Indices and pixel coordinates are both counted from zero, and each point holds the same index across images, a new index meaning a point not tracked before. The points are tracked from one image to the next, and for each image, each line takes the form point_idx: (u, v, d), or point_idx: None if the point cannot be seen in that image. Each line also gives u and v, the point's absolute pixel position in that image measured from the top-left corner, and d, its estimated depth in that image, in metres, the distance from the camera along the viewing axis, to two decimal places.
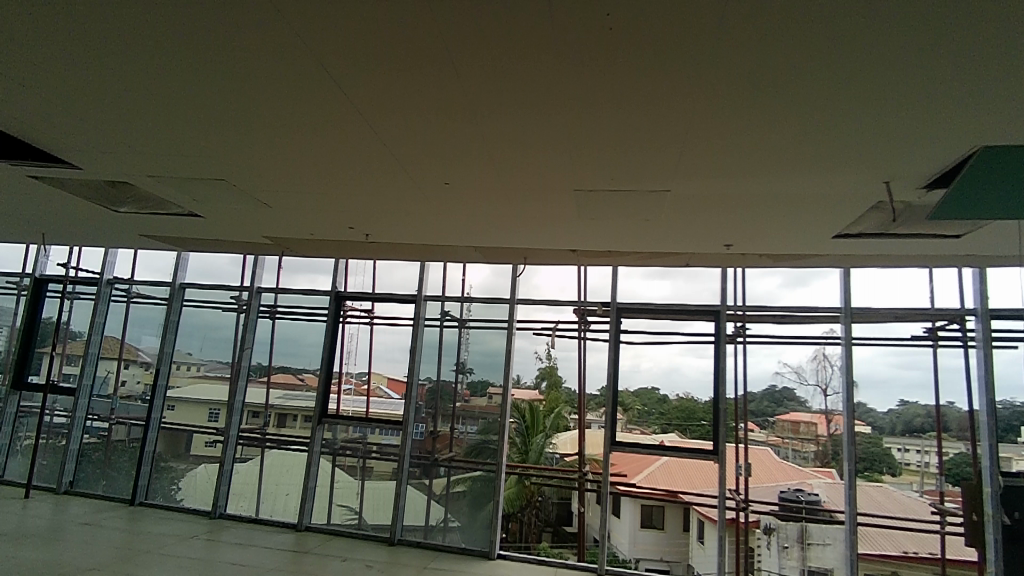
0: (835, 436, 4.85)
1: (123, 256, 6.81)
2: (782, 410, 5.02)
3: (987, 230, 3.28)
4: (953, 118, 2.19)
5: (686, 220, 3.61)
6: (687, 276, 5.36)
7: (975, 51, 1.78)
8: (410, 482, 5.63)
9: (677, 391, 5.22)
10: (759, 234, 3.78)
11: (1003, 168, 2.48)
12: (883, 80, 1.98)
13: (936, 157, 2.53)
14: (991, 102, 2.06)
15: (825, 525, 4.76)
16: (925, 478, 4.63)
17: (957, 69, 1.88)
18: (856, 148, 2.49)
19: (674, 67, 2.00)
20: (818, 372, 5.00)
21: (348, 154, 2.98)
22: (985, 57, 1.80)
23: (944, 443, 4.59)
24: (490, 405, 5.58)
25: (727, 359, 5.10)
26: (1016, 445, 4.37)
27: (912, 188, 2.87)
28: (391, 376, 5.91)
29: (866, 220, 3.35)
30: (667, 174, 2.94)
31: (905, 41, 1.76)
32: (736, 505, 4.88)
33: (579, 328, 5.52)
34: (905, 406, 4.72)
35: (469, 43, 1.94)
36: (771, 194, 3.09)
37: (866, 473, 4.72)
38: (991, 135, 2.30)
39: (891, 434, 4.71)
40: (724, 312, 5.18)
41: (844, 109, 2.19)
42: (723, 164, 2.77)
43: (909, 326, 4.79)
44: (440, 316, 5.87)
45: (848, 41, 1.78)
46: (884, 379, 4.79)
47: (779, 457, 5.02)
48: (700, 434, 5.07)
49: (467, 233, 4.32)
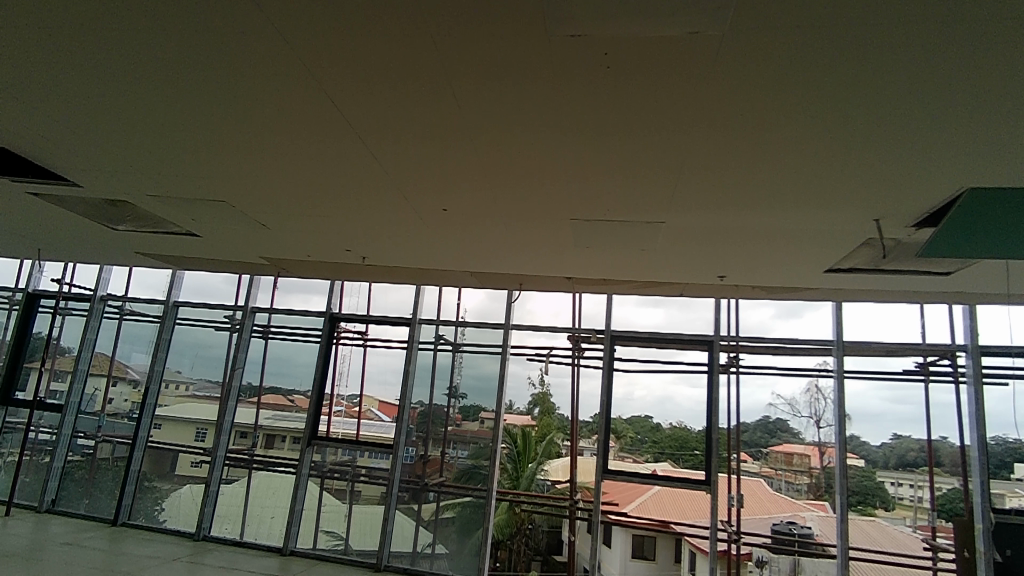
0: (828, 468, 4.80)
1: (118, 273, 6.81)
2: (775, 441, 5.01)
3: (976, 268, 3.33)
4: (942, 160, 2.25)
5: (681, 251, 3.65)
6: (681, 305, 5.37)
7: (973, 91, 1.81)
8: (399, 507, 5.55)
9: (670, 419, 5.20)
10: (752, 266, 3.81)
11: (989, 208, 2.54)
12: (882, 118, 2.01)
13: (925, 197, 2.59)
14: (979, 146, 2.11)
15: (817, 559, 4.73)
16: (917, 513, 4.61)
17: (955, 109, 1.91)
18: (849, 186, 2.54)
19: (677, 100, 2.01)
20: (811, 404, 4.97)
21: (349, 178, 3.02)
22: (982, 97, 1.83)
23: (936, 478, 4.58)
24: (482, 429, 5.54)
25: (720, 389, 5.08)
26: (1009, 481, 4.37)
27: (902, 225, 2.91)
28: (383, 399, 5.86)
29: (856, 256, 3.39)
30: (663, 207, 2.98)
31: (907, 79, 1.78)
32: (728, 537, 4.82)
33: (573, 355, 5.51)
34: (900, 440, 4.71)
35: (471, 74, 1.99)
36: (765, 229, 3.13)
37: (859, 506, 4.65)
38: (977, 178, 2.36)
39: (884, 468, 4.69)
40: (717, 342, 5.18)
41: (838, 146, 2.22)
42: (717, 199, 2.82)
43: (901, 361, 4.82)
44: (434, 339, 5.86)
45: (849, 79, 1.81)
46: (877, 413, 4.78)
47: (772, 489, 4.99)
48: (693, 463, 5.04)
49: (464, 259, 4.35)
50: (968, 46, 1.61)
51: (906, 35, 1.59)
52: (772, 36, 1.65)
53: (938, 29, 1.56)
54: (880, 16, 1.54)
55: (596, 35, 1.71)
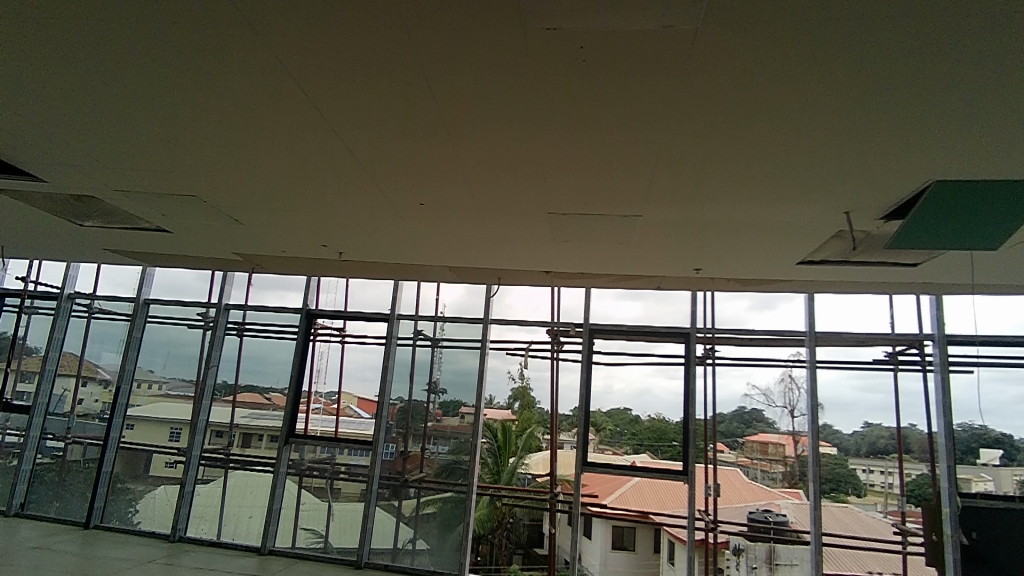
0: (801, 456, 4.92)
1: (86, 270, 6.63)
2: (751, 431, 5.09)
3: (942, 260, 3.42)
4: (908, 154, 2.31)
5: (657, 245, 3.69)
6: (658, 298, 5.42)
7: (947, 86, 1.85)
8: (379, 504, 5.53)
9: (648, 411, 5.26)
10: (728, 259, 3.86)
11: (954, 201, 2.61)
12: (859, 111, 2.04)
13: (892, 190, 2.65)
14: (943, 139, 2.17)
15: (792, 546, 4.83)
16: (888, 498, 4.73)
17: (930, 103, 1.95)
18: (819, 180, 2.60)
19: (657, 93, 2.02)
20: (785, 394, 5.05)
21: (324, 173, 2.98)
22: (955, 92, 1.87)
23: (905, 464, 4.70)
24: (462, 424, 5.54)
25: (696, 381, 5.15)
26: (974, 466, 4.52)
27: (871, 218, 2.98)
28: (361, 395, 5.82)
29: (827, 248, 3.46)
30: (639, 200, 3.00)
31: (884, 74, 1.81)
32: (705, 526, 4.87)
33: (552, 349, 5.51)
34: (870, 428, 4.83)
35: (445, 68, 1.97)
36: (739, 222, 3.18)
37: (831, 494, 4.76)
38: (941, 172, 2.42)
39: (856, 455, 4.82)
40: (694, 335, 5.24)
41: (809, 140, 2.27)
42: (692, 193, 2.85)
43: (871, 350, 4.92)
44: (412, 335, 5.83)
45: (826, 73, 1.83)
46: (849, 402, 4.90)
47: (748, 478, 5.07)
48: (670, 454, 5.08)
49: (442, 253, 4.33)
50: (931, 43, 1.65)
51: (884, 30, 1.62)
52: (756, 29, 1.66)
53: (914, 25, 1.59)
54: (861, 11, 1.56)
55: (571, 29, 1.72)
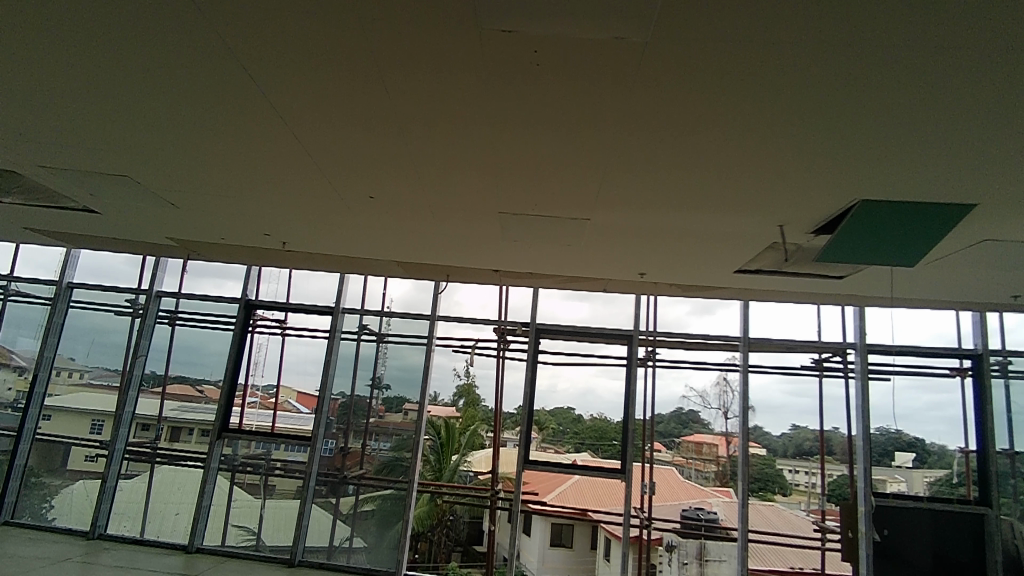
0: (733, 456, 5.14)
1: (2, 250, 6.18)
2: (687, 432, 5.25)
3: (865, 274, 3.64)
4: (838, 173, 2.45)
5: (604, 248, 3.77)
6: (605, 300, 5.53)
7: (875, 113, 1.97)
8: (315, 501, 5.41)
9: (591, 411, 5.34)
10: (671, 265, 3.98)
11: (877, 219, 2.78)
12: (793, 128, 2.13)
13: (823, 207, 2.80)
14: (869, 161, 2.32)
15: (721, 542, 5.04)
16: (810, 497, 4.99)
17: (856, 123, 2.05)
18: (757, 193, 2.72)
19: (609, 101, 2.06)
20: (720, 396, 5.27)
21: (269, 160, 2.89)
22: (883, 119, 1.99)
23: (827, 466, 4.98)
24: (405, 421, 5.49)
25: (637, 382, 5.30)
26: (889, 468, 4.85)
27: (803, 231, 3.13)
28: (301, 390, 5.67)
29: (763, 259, 3.62)
30: (588, 204, 3.06)
31: (817, 94, 1.90)
32: (640, 522, 5.05)
33: (498, 347, 5.55)
34: (797, 430, 5.07)
35: (400, 62, 1.95)
36: (682, 230, 3.29)
37: (759, 492, 5.01)
38: (867, 192, 2.58)
39: (783, 456, 5.06)
40: (636, 337, 5.39)
41: (749, 155, 2.37)
42: (639, 199, 2.93)
43: (799, 356, 5.18)
44: (357, 329, 5.73)
45: (768, 93, 1.92)
46: (779, 405, 5.15)
47: (682, 476, 5.22)
48: (610, 453, 5.23)
49: (390, 248, 4.28)
50: (862, 72, 1.76)
51: (817, 52, 1.69)
52: (698, 42, 1.71)
53: (843, 50, 1.67)
54: (795, 33, 1.62)
55: (527, 33, 1.73)
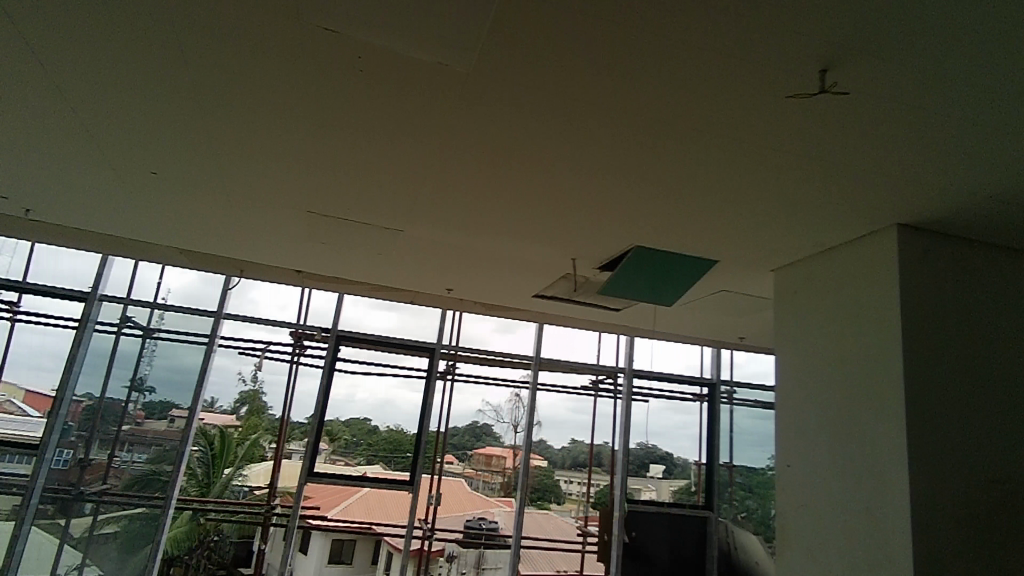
0: (516, 468, 5.50)
1: None
2: (479, 444, 5.48)
3: (637, 309, 4.19)
4: (621, 222, 2.78)
5: (413, 260, 3.78)
6: (413, 311, 5.49)
7: (650, 180, 2.29)
8: (36, 523, 4.46)
9: (388, 422, 5.24)
10: (476, 283, 4.14)
11: (648, 263, 3.23)
12: (584, 177, 2.37)
13: (608, 248, 3.16)
14: (644, 217, 2.68)
15: (498, 550, 5.32)
16: (580, 505, 5.57)
17: (637, 185, 2.36)
18: (555, 227, 2.97)
19: (426, 117, 2.10)
20: (512, 411, 5.60)
21: (11, 108, 2.36)
22: (655, 185, 2.32)
23: (595, 476, 5.61)
24: (170, 430, 4.83)
25: (435, 395, 5.38)
26: (644, 478, 5.60)
27: (590, 266, 3.49)
28: (30, 390, 4.67)
29: (556, 286, 3.96)
30: (400, 214, 3.04)
31: (600, 151, 2.13)
32: (423, 534, 5.14)
33: (292, 352, 5.25)
34: (575, 444, 5.61)
35: (197, 30, 1.74)
36: (488, 251, 3.44)
37: (537, 502, 5.43)
38: (642, 240, 2.98)
39: (561, 468, 5.55)
40: (438, 351, 5.45)
41: (550, 194, 2.58)
42: (450, 217, 3.00)
43: (580, 377, 5.76)
44: (119, 321, 4.90)
45: (567, 144, 2.12)
46: (561, 421, 5.65)
47: (470, 488, 5.42)
48: (403, 465, 5.17)
49: (173, 232, 3.78)
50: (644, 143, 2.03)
51: (601, 116, 1.89)
52: (506, 82, 1.81)
53: (622, 119, 1.89)
54: (588, 96, 1.80)
55: (346, 33, 1.68)
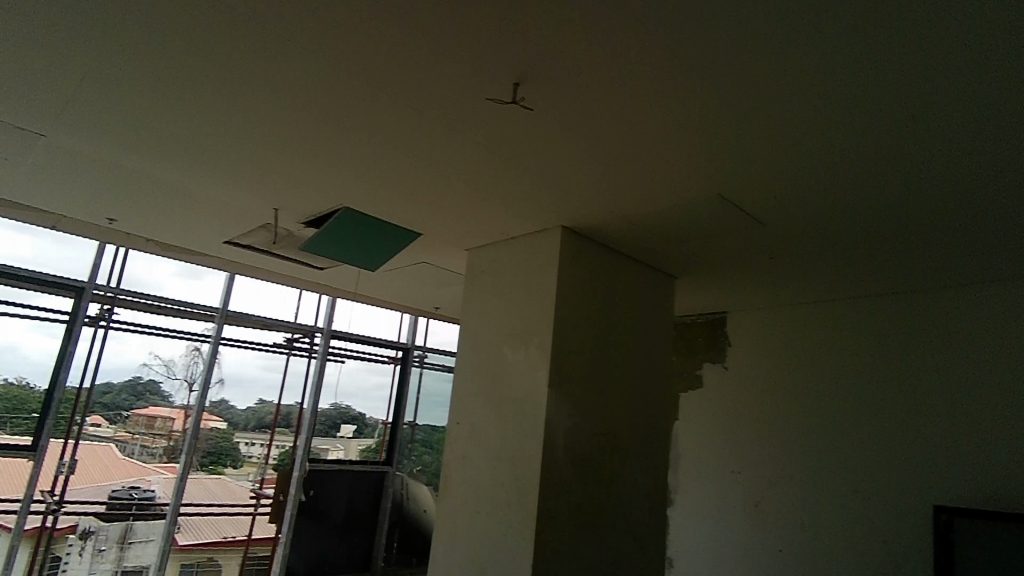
0: (185, 431, 4.92)
1: None
2: (140, 404, 4.71)
3: (340, 270, 4.14)
4: (329, 181, 2.69)
5: (59, 177, 2.99)
6: (54, 238, 4.31)
7: (361, 145, 2.26)
8: None
9: (6, 374, 4.06)
10: (151, 217, 3.51)
11: (353, 226, 3.21)
12: (290, 129, 2.20)
13: (314, 205, 3.03)
14: (353, 181, 2.64)
15: (150, 521, 4.70)
16: (259, 468, 5.34)
17: (346, 147, 2.31)
18: (255, 172, 2.70)
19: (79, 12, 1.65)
20: (188, 366, 4.95)
21: None
22: (365, 150, 2.31)
23: (277, 437, 5.35)
24: None
25: (79, 345, 4.37)
26: (334, 438, 5.65)
27: (294, 220, 3.29)
28: None
29: (253, 235, 3.63)
30: (39, 116, 2.36)
31: (309, 105, 2.01)
32: (46, 509, 4.23)
33: None
34: (262, 405, 5.28)
35: None
36: (168, 183, 2.94)
37: (209, 466, 5.01)
38: (350, 203, 2.94)
39: (242, 429, 5.20)
40: (89, 291, 4.40)
41: (251, 138, 2.33)
42: (116, 134, 2.46)
43: (273, 334, 5.39)
44: None
45: (271, 89, 1.93)
46: (250, 379, 5.25)
47: (122, 453, 4.63)
48: (21, 429, 4.12)
49: None
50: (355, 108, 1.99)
51: (311, 69, 1.78)
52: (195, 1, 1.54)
53: (333, 77, 1.81)
54: (296, 44, 1.67)
55: None
